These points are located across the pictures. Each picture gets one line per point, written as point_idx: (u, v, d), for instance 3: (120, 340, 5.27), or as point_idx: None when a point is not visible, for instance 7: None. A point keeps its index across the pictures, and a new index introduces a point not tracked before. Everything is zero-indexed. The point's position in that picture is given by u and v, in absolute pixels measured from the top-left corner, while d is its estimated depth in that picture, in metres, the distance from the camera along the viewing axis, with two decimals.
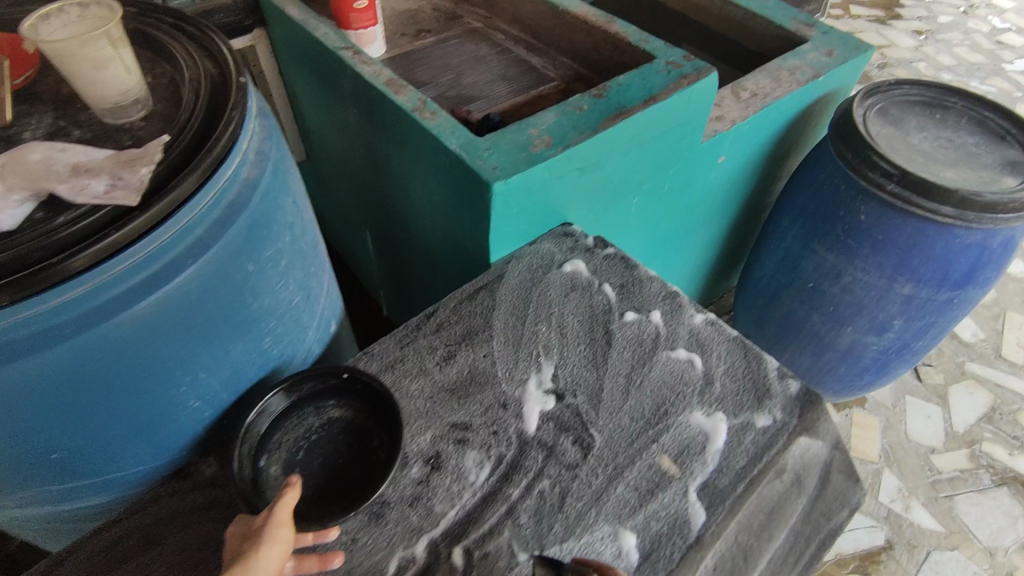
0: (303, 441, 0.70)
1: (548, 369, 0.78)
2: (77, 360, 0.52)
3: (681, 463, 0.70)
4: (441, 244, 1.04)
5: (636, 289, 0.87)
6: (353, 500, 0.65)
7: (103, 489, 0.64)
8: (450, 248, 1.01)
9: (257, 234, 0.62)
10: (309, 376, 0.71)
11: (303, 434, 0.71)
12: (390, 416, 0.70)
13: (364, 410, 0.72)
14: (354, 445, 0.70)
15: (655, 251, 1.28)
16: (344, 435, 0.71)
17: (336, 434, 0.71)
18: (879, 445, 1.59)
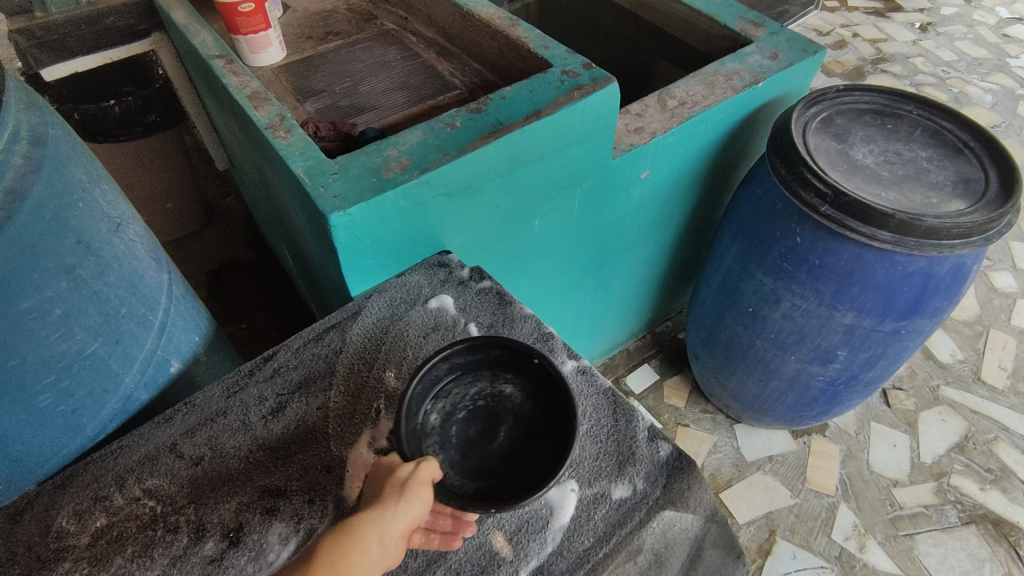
0: (471, 403, 0.65)
1: (385, 426, 0.69)
2: None
3: (515, 544, 0.61)
4: (321, 271, 0.95)
5: (504, 330, 0.78)
6: (515, 481, 0.58)
7: None
8: (326, 275, 0.92)
9: (2, 288, 0.55)
10: (495, 345, 0.64)
11: (474, 394, 0.65)
12: (549, 394, 0.61)
13: (532, 391, 0.64)
14: (538, 425, 0.62)
15: (577, 271, 1.18)
16: (517, 413, 0.64)
17: (528, 408, 0.63)
18: (837, 476, 1.47)
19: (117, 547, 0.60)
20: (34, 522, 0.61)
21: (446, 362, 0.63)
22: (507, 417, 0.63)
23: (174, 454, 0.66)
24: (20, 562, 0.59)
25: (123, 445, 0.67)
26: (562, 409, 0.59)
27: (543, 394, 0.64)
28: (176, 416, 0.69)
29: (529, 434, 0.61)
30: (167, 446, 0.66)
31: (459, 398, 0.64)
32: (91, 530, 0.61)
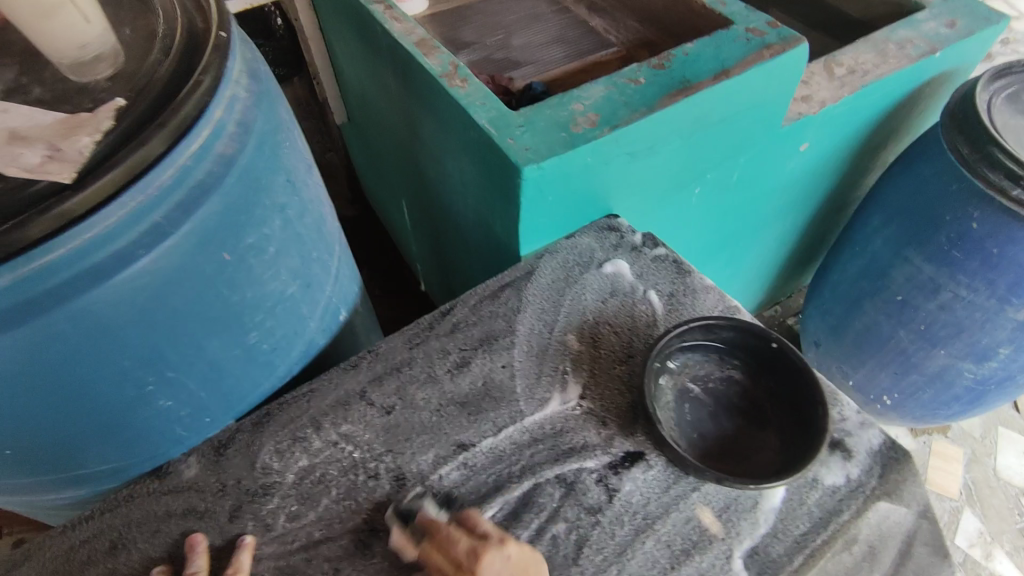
0: (697, 384, 0.65)
1: (573, 390, 0.67)
2: (13, 358, 0.45)
3: (725, 521, 0.59)
4: (472, 229, 0.93)
5: (686, 300, 0.74)
6: (738, 467, 0.59)
7: (73, 482, 0.60)
8: (480, 232, 0.90)
9: (236, 221, 0.53)
10: (733, 328, 0.63)
11: (700, 377, 0.65)
12: (787, 390, 0.62)
13: (764, 383, 0.64)
14: (767, 416, 0.63)
15: (716, 244, 1.13)
16: (739, 400, 0.65)
17: (753, 396, 0.64)
18: (961, 479, 1.40)
19: (321, 488, 0.60)
20: (239, 456, 0.62)
21: (679, 339, 0.64)
22: (730, 401, 0.64)
23: (365, 401, 0.66)
24: (231, 494, 0.60)
25: (314, 389, 0.67)
26: (802, 407, 0.60)
27: (774, 384, 0.64)
28: (362, 364, 0.68)
29: (754, 422, 0.63)
30: (358, 393, 0.66)
31: (687, 377, 0.65)
32: (294, 468, 0.62)
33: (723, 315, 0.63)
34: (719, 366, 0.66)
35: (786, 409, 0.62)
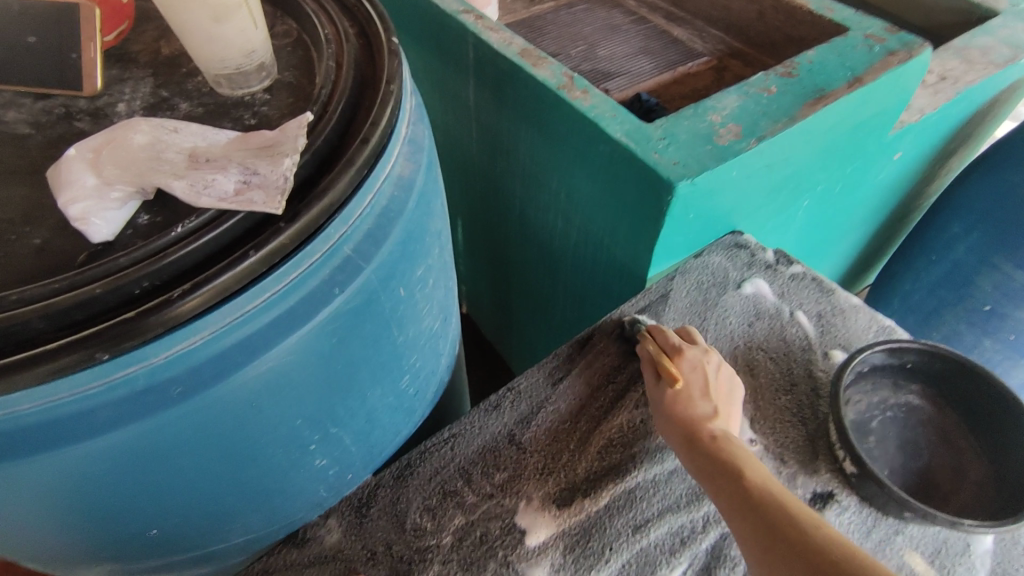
0: (878, 413, 0.60)
1: (744, 426, 0.61)
2: (193, 427, 0.39)
3: (939, 567, 0.53)
4: (570, 250, 0.87)
5: (837, 321, 0.69)
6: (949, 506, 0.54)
7: (204, 559, 0.51)
8: (583, 254, 0.84)
9: (410, 250, 0.47)
10: (917, 351, 0.59)
11: (880, 406, 0.60)
12: (984, 417, 0.57)
13: (950, 410, 0.59)
14: (962, 447, 0.58)
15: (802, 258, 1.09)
16: (925, 429, 0.59)
17: (941, 424, 0.59)
18: None
19: (488, 548, 0.53)
20: (385, 516, 0.55)
21: (860, 365, 0.59)
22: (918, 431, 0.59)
23: (516, 445, 0.59)
24: (384, 561, 0.53)
25: (456, 434, 0.60)
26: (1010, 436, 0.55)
27: (962, 410, 0.59)
28: (504, 403, 0.62)
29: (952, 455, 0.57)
30: (509, 436, 0.60)
31: (866, 405, 0.60)
32: (453, 529, 0.54)
33: (911, 337, 0.59)
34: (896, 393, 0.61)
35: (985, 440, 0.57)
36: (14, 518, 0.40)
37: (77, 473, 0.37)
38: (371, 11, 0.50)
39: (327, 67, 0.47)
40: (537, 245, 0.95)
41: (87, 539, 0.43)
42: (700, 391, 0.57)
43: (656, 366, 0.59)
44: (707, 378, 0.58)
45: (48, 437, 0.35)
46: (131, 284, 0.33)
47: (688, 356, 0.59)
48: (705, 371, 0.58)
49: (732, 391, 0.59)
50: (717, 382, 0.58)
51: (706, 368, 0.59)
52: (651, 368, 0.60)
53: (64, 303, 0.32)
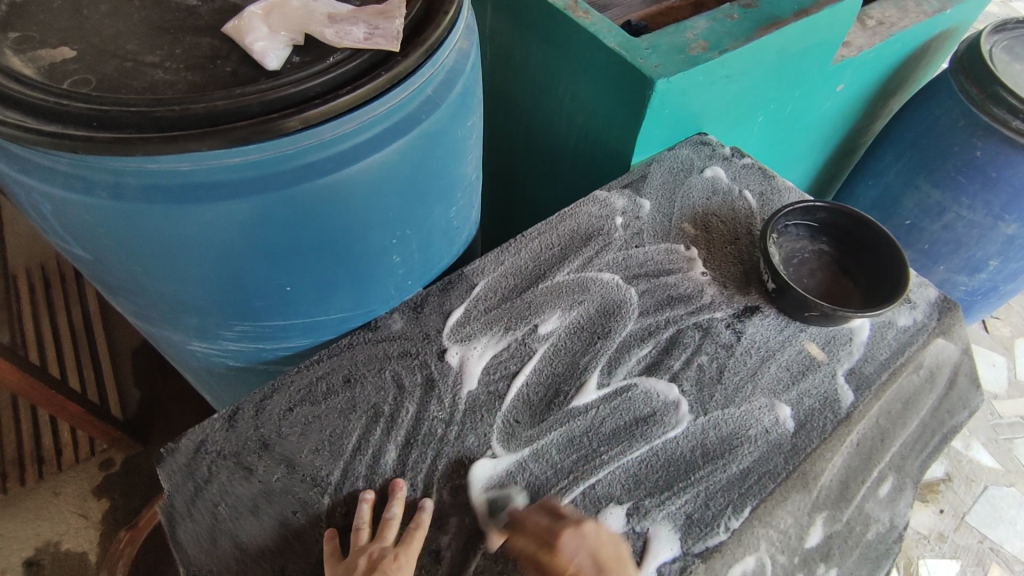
0: (795, 256, 0.81)
1: (698, 264, 0.81)
2: (333, 197, 0.57)
3: (828, 351, 0.75)
4: (569, 149, 1.06)
5: (774, 197, 0.90)
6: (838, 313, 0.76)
7: (308, 330, 0.70)
8: (579, 151, 1.03)
9: (467, 103, 0.66)
10: (824, 209, 0.80)
11: (798, 250, 0.81)
12: (869, 255, 0.79)
13: (848, 253, 0.80)
14: (853, 277, 0.79)
15: None
16: (830, 268, 0.81)
17: (840, 264, 0.80)
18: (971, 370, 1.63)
19: (511, 335, 0.74)
20: (435, 312, 0.75)
21: (783, 218, 0.79)
22: (824, 269, 0.81)
23: (528, 272, 0.79)
24: (436, 340, 0.73)
25: (484, 264, 0.79)
26: (886, 266, 0.76)
27: (856, 254, 0.80)
28: (519, 245, 0.82)
29: (846, 284, 0.79)
30: (523, 267, 0.79)
31: (788, 249, 0.81)
32: (487, 322, 0.75)
33: (821, 198, 0.79)
34: (810, 243, 0.82)
35: (869, 273, 0.78)
36: (205, 259, 0.58)
37: (258, 220, 0.56)
38: None
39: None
40: (539, 149, 1.13)
41: (245, 286, 0.62)
42: (595, 570, 0.57)
43: (544, 547, 0.58)
44: (596, 553, 0.57)
45: (249, 188, 0.53)
46: (309, 88, 0.51)
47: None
48: (608, 544, 0.58)
49: (624, 554, 0.59)
50: (606, 548, 0.58)
51: (586, 543, 0.57)
52: (535, 539, 0.58)
53: (273, 99, 0.50)
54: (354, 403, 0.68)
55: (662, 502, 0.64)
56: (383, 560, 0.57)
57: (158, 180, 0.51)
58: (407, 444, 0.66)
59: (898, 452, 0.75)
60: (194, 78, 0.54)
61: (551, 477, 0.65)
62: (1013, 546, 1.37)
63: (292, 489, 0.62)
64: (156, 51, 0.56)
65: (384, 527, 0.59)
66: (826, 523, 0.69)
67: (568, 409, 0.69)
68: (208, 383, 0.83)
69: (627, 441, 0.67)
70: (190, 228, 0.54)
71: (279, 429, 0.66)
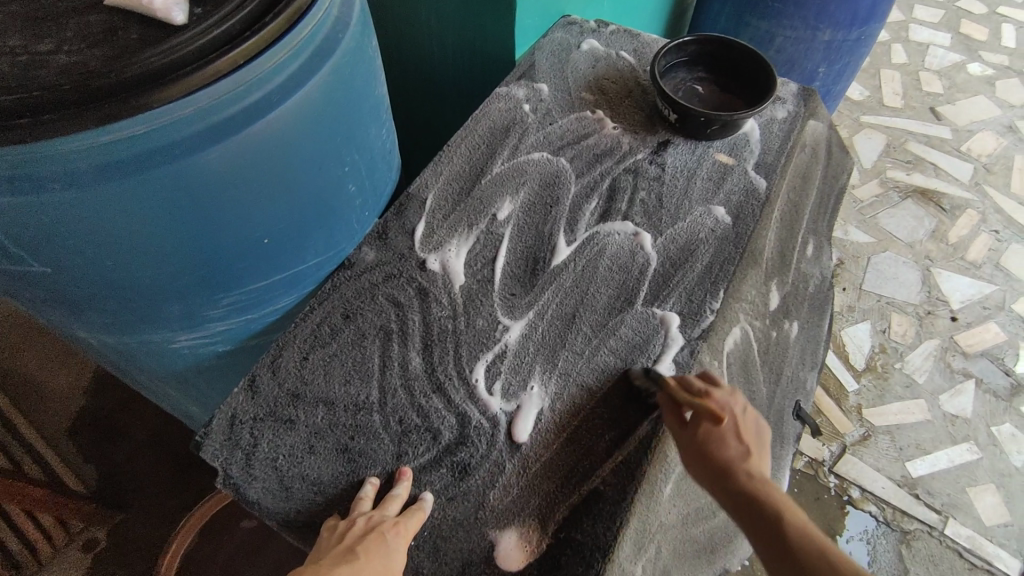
0: (681, 89, 0.92)
1: (607, 122, 0.90)
2: (286, 131, 0.59)
3: (734, 155, 0.87)
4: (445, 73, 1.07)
5: (646, 50, 1.00)
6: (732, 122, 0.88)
7: (291, 285, 0.72)
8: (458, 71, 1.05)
9: (367, 22, 0.69)
10: (692, 43, 0.91)
11: (682, 84, 0.92)
12: (739, 70, 0.91)
13: (721, 75, 0.93)
14: (731, 92, 0.91)
15: None
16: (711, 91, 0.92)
17: (718, 85, 0.92)
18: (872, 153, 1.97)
19: (475, 230, 0.79)
20: (400, 234, 0.78)
21: (663, 59, 0.89)
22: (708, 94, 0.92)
23: (468, 174, 0.84)
24: (411, 256, 0.77)
25: (425, 180, 0.83)
26: (756, 74, 0.89)
27: (727, 73, 0.92)
28: (449, 155, 0.86)
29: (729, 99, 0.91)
30: (462, 171, 0.85)
31: (674, 85, 0.91)
32: (450, 226, 0.79)
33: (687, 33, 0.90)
34: (690, 76, 0.93)
35: (743, 85, 0.91)
36: (181, 231, 0.58)
37: (223, 172, 0.56)
38: None
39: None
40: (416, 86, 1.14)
41: (226, 250, 0.62)
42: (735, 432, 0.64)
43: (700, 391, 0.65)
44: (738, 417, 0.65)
45: (208, 138, 0.54)
46: (232, 27, 0.54)
47: (717, 400, 0.64)
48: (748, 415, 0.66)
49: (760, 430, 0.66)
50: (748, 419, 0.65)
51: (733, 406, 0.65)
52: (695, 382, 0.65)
53: (202, 44, 0.52)
54: (363, 331, 0.71)
55: (655, 312, 0.73)
56: (378, 525, 0.58)
57: (117, 154, 0.51)
58: (427, 346, 0.70)
59: (810, 218, 0.90)
60: (103, 53, 0.52)
61: (560, 326, 0.72)
62: (902, 295, 1.66)
63: (339, 420, 0.66)
64: (46, 40, 0.53)
65: (387, 500, 0.60)
66: (779, 287, 0.83)
67: (551, 270, 0.76)
68: (195, 386, 0.82)
69: (610, 275, 0.76)
70: (161, 198, 0.54)
71: (302, 378, 0.68)
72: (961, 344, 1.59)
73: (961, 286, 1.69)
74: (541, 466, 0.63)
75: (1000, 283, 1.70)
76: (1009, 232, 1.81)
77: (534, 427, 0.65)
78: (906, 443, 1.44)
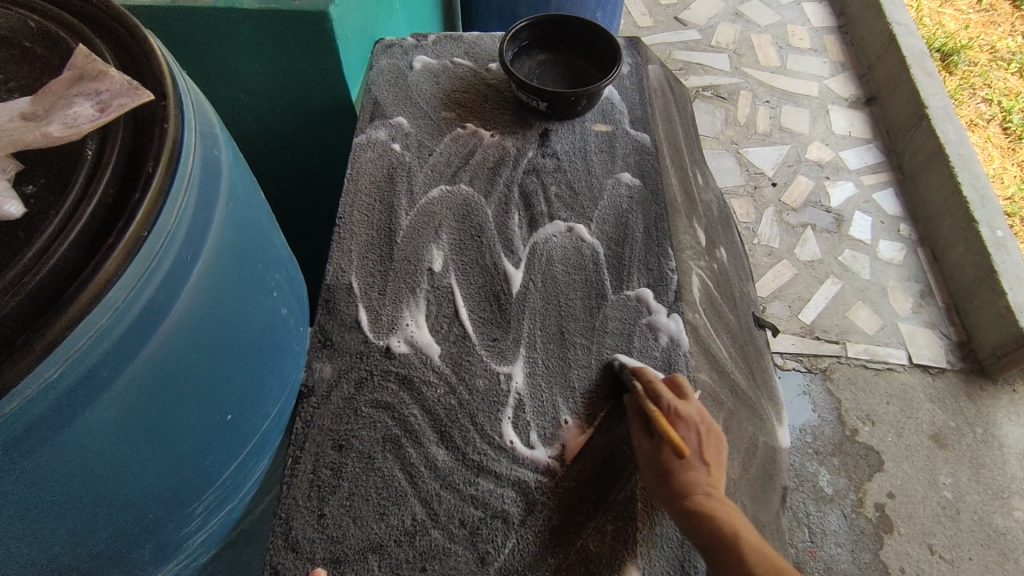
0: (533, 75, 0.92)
1: (481, 132, 0.87)
2: (210, 287, 0.47)
3: (609, 122, 0.90)
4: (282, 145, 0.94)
5: (477, 49, 0.98)
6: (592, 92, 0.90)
7: (263, 448, 0.60)
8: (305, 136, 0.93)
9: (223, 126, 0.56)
10: (527, 27, 0.91)
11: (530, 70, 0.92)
12: (578, 44, 0.93)
13: (562, 52, 0.94)
14: (579, 64, 0.93)
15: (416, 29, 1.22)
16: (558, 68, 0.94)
17: (564, 62, 0.94)
18: None
19: (420, 292, 0.73)
20: (346, 331, 0.70)
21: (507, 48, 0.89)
22: (558, 71, 0.93)
23: (379, 238, 0.77)
24: (372, 348, 0.69)
25: (339, 264, 0.74)
26: (599, 43, 0.91)
27: (567, 48, 0.94)
28: (348, 227, 0.77)
29: (581, 72, 0.93)
30: (370, 238, 0.77)
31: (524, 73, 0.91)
32: (393, 299, 0.72)
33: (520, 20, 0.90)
34: (533, 59, 0.94)
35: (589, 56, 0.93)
36: (135, 459, 0.44)
37: (162, 372, 0.43)
38: None
39: (15, 17, 0.51)
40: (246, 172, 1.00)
41: (190, 454, 0.49)
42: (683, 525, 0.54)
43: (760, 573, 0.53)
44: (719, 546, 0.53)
45: (136, 343, 0.40)
46: (103, 195, 0.40)
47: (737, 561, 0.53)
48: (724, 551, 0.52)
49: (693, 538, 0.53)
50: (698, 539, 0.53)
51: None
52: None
53: (79, 234, 0.38)
54: (369, 454, 0.62)
55: (630, 294, 0.74)
56: None
57: (27, 418, 0.35)
58: (444, 434, 0.64)
59: (688, 150, 0.96)
60: None
61: (556, 347, 0.70)
62: (731, 181, 1.88)
63: (399, 559, 0.57)
64: None
65: None
66: (701, 224, 0.87)
67: (516, 298, 0.73)
68: None
69: (569, 275, 0.75)
70: (102, 434, 0.41)
71: (331, 538, 0.58)
72: (788, 202, 1.85)
73: (766, 156, 1.96)
74: (620, 488, 0.61)
75: (790, 141, 2.00)
76: (775, 98, 2.12)
77: (591, 456, 0.63)
78: (790, 300, 1.65)
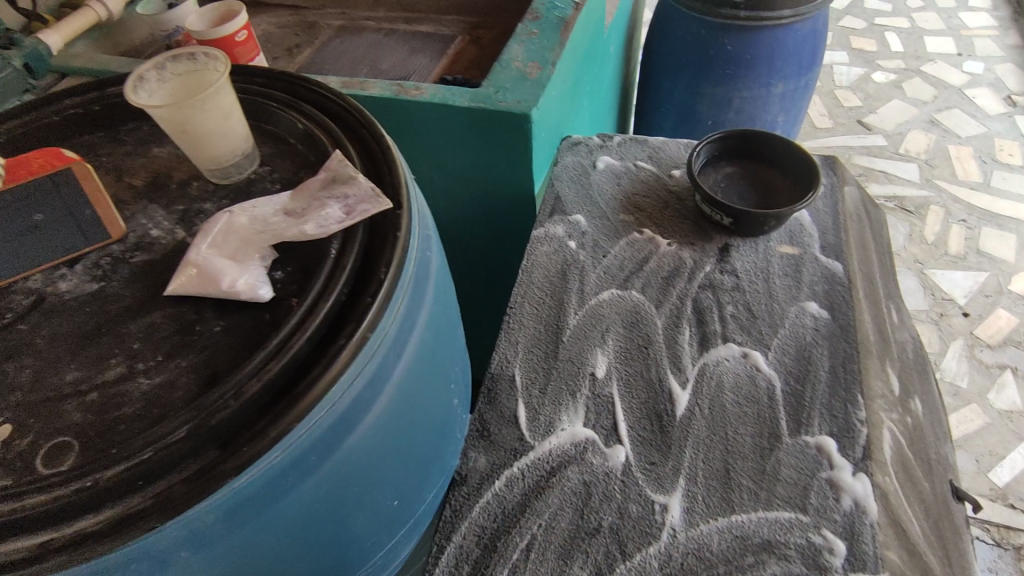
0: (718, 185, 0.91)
1: (658, 239, 0.87)
2: (405, 384, 0.49)
3: (796, 244, 0.85)
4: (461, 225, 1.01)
5: (661, 155, 0.99)
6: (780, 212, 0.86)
7: (414, 533, 0.61)
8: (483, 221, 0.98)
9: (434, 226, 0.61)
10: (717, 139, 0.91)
11: (716, 181, 0.91)
12: (769, 160, 0.91)
13: (750, 166, 0.93)
14: (769, 181, 0.91)
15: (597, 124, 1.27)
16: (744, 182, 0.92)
17: (751, 176, 0.92)
18: None
19: (581, 397, 0.72)
20: (503, 425, 0.70)
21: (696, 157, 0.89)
22: (744, 186, 0.91)
23: (546, 334, 0.77)
24: (526, 448, 0.68)
25: (505, 355, 0.76)
26: (793, 163, 0.89)
27: (755, 164, 0.93)
28: (518, 318, 0.79)
29: (770, 189, 0.90)
30: (537, 332, 0.78)
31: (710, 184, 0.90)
32: (553, 401, 0.71)
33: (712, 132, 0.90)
34: (719, 171, 0.93)
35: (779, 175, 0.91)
36: (316, 538, 0.46)
37: (354, 461, 0.46)
38: (302, 79, 0.61)
39: (287, 117, 0.59)
40: None
41: (358, 537, 0.51)
42: None
43: None
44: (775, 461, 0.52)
45: (339, 434, 0.44)
46: (339, 293, 0.44)
47: None
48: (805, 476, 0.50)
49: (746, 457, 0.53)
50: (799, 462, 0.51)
51: None
52: None
53: (315, 329, 0.42)
54: (511, 562, 0.61)
55: (808, 441, 0.67)
56: None
57: (246, 494, 0.39)
58: (590, 558, 0.61)
59: (883, 282, 0.88)
60: (201, 373, 0.43)
61: (718, 485, 0.65)
62: (911, 303, 1.70)
63: None
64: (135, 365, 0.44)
65: None
66: (897, 370, 0.78)
67: (680, 422, 0.69)
68: None
69: (739, 406, 0.70)
70: (299, 513, 0.44)
71: None
72: (982, 337, 1.62)
73: (957, 281, 1.75)
74: None
75: (989, 268, 1.77)
76: (974, 217, 1.90)
77: None
78: (979, 454, 1.42)
